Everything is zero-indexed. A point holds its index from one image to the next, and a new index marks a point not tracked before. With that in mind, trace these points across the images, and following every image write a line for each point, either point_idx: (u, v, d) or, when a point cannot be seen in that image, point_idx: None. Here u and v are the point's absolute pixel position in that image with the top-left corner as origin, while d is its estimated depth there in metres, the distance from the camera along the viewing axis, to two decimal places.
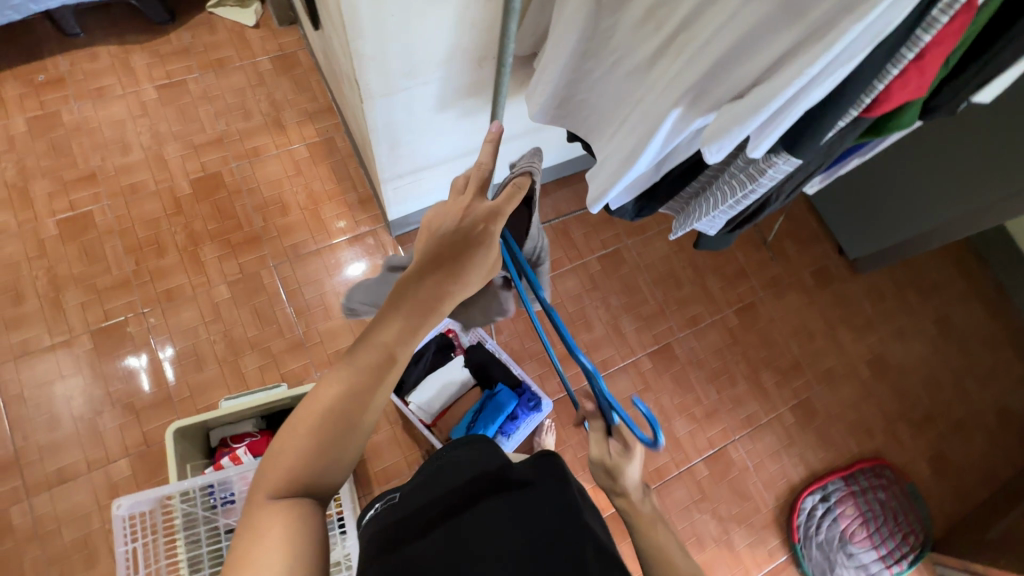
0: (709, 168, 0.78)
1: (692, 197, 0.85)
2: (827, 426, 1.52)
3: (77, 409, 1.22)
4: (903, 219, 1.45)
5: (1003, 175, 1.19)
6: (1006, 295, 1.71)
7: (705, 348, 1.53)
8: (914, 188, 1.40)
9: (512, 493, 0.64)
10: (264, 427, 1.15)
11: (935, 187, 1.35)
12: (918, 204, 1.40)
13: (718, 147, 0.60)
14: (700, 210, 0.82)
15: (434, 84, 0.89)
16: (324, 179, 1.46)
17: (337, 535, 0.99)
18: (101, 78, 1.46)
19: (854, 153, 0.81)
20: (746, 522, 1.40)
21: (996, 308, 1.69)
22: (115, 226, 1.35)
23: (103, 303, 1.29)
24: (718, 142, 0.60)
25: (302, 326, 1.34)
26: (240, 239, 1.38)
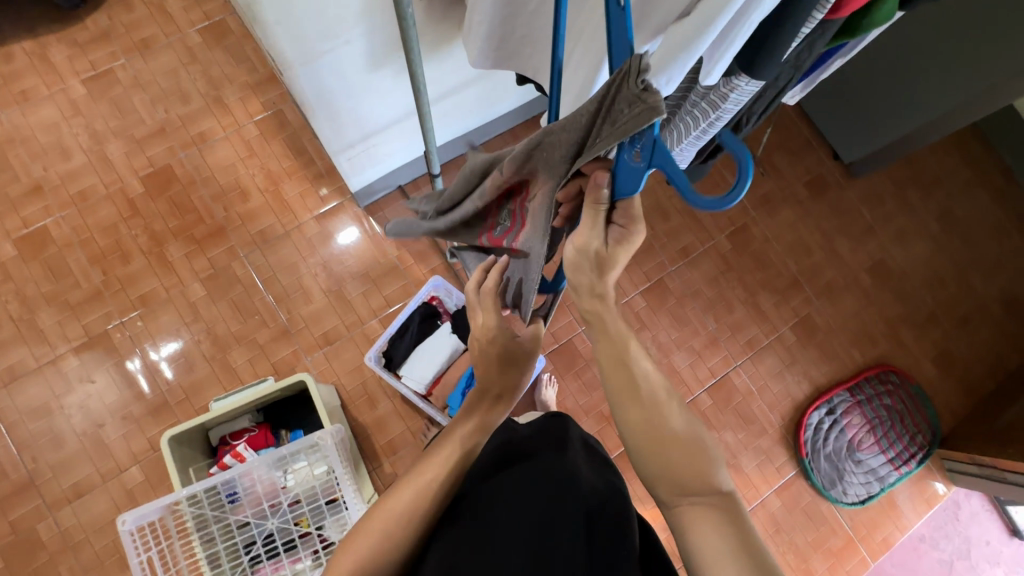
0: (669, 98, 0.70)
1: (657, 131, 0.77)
2: (829, 340, 1.50)
3: (79, 425, 1.23)
4: (900, 114, 1.34)
5: None
6: (1014, 179, 1.62)
7: (699, 278, 1.48)
8: (910, 79, 1.28)
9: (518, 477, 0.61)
10: (262, 420, 1.14)
11: (933, 75, 1.24)
12: (914, 96, 1.29)
13: (666, 78, 0.53)
14: (666, 145, 0.75)
15: (359, 41, 0.80)
16: (280, 156, 1.38)
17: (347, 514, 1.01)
18: (22, 79, 1.36)
19: (831, 56, 0.72)
20: (753, 445, 1.42)
21: (1003, 194, 1.61)
22: (74, 237, 1.30)
23: (79, 318, 1.27)
24: (667, 73, 0.52)
25: (284, 313, 1.31)
26: (204, 233, 1.33)
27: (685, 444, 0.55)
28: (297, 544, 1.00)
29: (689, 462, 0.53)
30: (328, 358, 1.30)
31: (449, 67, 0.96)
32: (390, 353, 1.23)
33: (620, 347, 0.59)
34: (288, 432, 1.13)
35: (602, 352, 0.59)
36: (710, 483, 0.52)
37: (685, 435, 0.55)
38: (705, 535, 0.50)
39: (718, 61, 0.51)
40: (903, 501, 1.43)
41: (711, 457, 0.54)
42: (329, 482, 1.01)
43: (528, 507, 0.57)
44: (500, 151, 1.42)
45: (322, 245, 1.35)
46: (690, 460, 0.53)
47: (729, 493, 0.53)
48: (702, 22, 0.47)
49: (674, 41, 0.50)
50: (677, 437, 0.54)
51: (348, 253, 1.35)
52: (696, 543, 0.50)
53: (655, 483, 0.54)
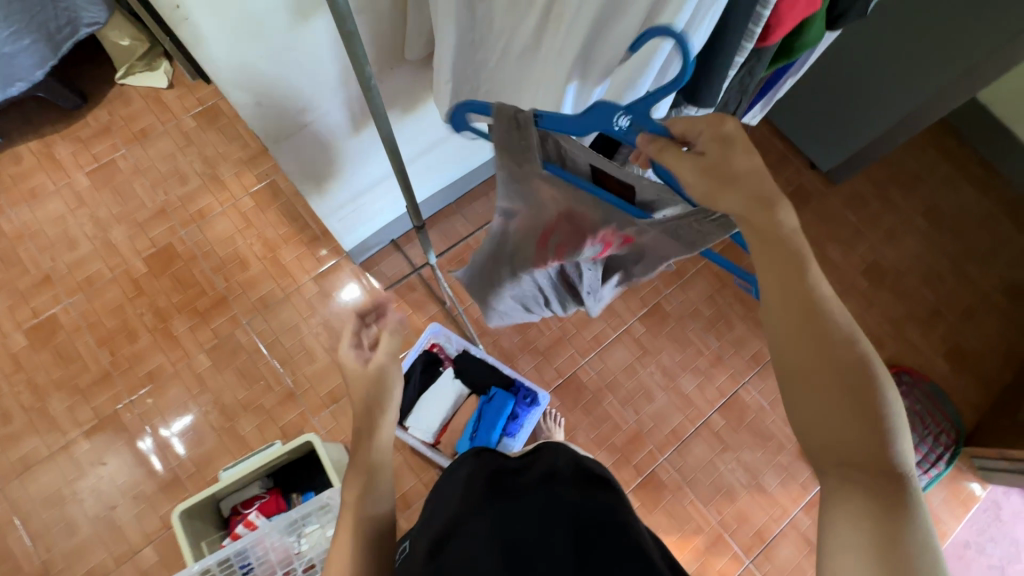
0: None
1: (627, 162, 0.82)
2: None
3: (91, 509, 1.22)
4: (867, 119, 1.39)
5: (956, 49, 1.15)
6: (994, 169, 1.65)
7: (696, 298, 1.49)
8: (868, 88, 1.34)
9: (527, 498, 0.61)
10: (272, 485, 1.14)
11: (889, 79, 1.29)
12: (875, 103, 1.35)
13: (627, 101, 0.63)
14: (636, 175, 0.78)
15: (337, 109, 0.85)
16: (275, 224, 1.43)
17: None
18: (30, 178, 1.44)
19: (778, 78, 0.77)
20: (774, 462, 1.37)
21: (985, 184, 1.63)
22: (82, 322, 1.34)
23: (89, 401, 1.29)
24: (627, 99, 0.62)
25: (289, 375, 1.33)
26: (207, 305, 1.36)
27: (860, 415, 0.47)
28: None
29: (860, 437, 0.47)
30: (335, 416, 1.30)
31: (426, 123, 1.01)
32: None
33: (809, 285, 0.48)
34: (300, 496, 1.12)
35: (783, 293, 0.49)
36: (874, 461, 0.46)
37: (865, 403, 0.47)
38: (844, 511, 0.46)
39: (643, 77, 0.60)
40: (939, 506, 1.37)
41: (891, 438, 0.47)
42: None
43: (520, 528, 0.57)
44: (486, 197, 1.49)
45: (322, 304, 1.38)
46: (862, 436, 0.47)
47: (903, 484, 0.46)
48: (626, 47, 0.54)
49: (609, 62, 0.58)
50: (850, 400, 0.47)
51: (347, 309, 1.38)
52: (834, 518, 0.46)
53: (807, 449, 0.50)
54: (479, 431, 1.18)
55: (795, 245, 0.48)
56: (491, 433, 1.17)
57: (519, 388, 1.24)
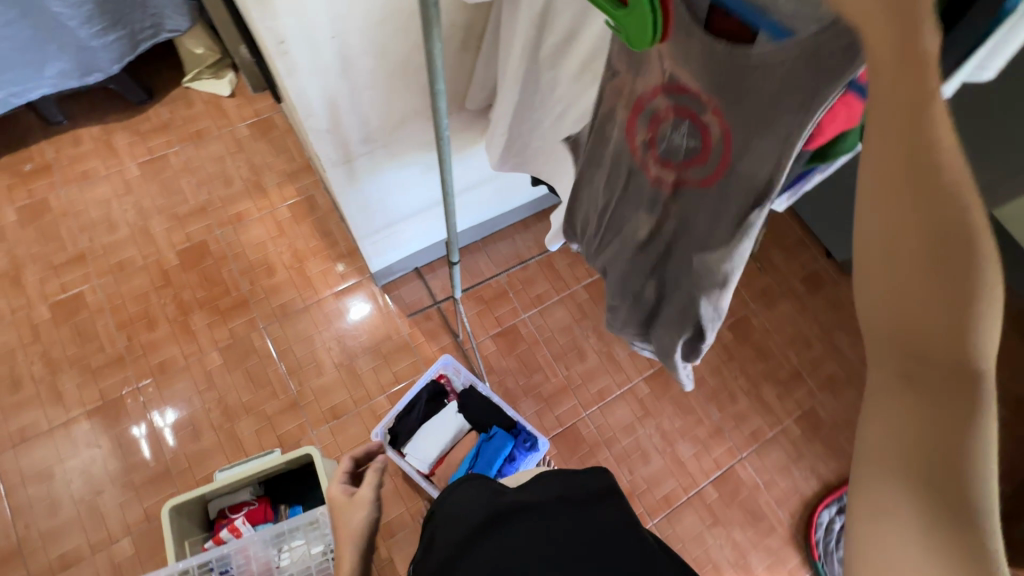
0: None
1: None
2: (835, 435, 1.49)
3: (78, 491, 1.22)
4: None
5: None
6: None
7: (702, 367, 1.51)
8: None
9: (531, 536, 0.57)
10: (262, 493, 1.14)
11: None
12: None
13: None
14: None
15: (394, 143, 0.92)
16: (307, 237, 1.48)
17: None
18: (85, 161, 1.51)
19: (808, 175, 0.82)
20: (763, 544, 1.36)
21: None
22: (107, 303, 1.37)
23: (97, 381, 1.31)
24: None
25: (295, 385, 1.34)
26: (228, 304, 1.40)
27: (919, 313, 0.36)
28: None
29: (934, 329, 0.35)
30: (334, 432, 1.31)
31: (471, 166, 1.07)
32: (396, 430, 1.24)
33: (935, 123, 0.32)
34: (288, 509, 1.11)
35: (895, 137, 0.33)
36: (947, 362, 0.35)
37: (956, 291, 0.34)
38: (885, 400, 0.40)
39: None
40: None
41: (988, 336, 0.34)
42: (323, 562, 0.98)
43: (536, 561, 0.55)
44: (511, 239, 1.55)
45: (339, 320, 1.41)
46: (937, 326, 0.35)
47: (979, 384, 0.35)
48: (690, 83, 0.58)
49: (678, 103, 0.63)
50: (936, 284, 0.34)
51: (363, 328, 1.41)
52: (873, 410, 0.41)
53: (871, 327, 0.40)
54: (475, 468, 1.18)
55: (929, 66, 0.31)
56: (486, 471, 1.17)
57: (520, 431, 1.24)
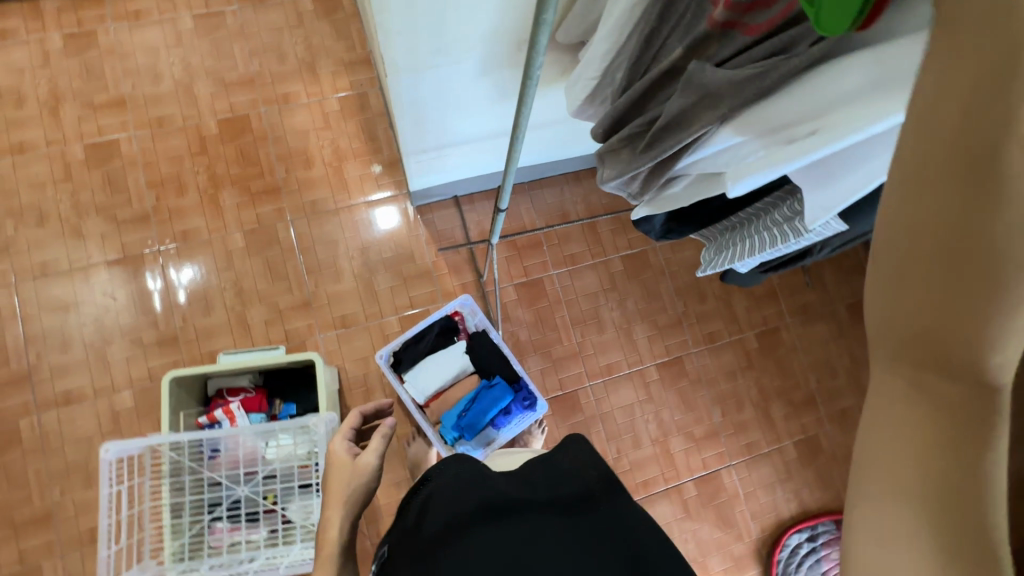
0: (753, 205, 0.69)
1: (728, 231, 0.76)
2: (829, 466, 1.46)
3: (88, 336, 1.25)
4: None
5: None
6: None
7: (717, 368, 1.47)
8: None
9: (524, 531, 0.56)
10: (261, 384, 1.14)
11: None
12: None
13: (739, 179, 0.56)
14: (733, 250, 0.73)
15: (467, 63, 0.83)
16: (351, 137, 1.41)
17: (314, 499, 1.00)
18: (139, 0, 1.41)
19: None
20: (726, 549, 1.38)
21: None
22: (140, 158, 1.34)
23: (121, 235, 1.30)
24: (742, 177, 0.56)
25: (311, 285, 1.33)
26: (259, 188, 1.36)
27: (956, 308, 0.30)
28: (259, 517, 0.99)
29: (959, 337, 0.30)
30: (340, 341, 1.31)
31: (542, 106, 0.98)
32: (400, 355, 1.23)
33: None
34: (282, 405, 1.13)
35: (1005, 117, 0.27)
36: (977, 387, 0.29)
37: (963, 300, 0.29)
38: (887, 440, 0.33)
39: (825, 210, 0.52)
40: None
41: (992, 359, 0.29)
42: (307, 464, 1.00)
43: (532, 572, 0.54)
44: (559, 190, 1.46)
45: (366, 231, 1.37)
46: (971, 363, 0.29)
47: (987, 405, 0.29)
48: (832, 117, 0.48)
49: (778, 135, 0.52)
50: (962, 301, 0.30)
51: (389, 245, 1.37)
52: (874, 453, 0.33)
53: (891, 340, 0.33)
54: (469, 413, 1.17)
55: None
56: (479, 419, 1.17)
57: (521, 388, 1.22)
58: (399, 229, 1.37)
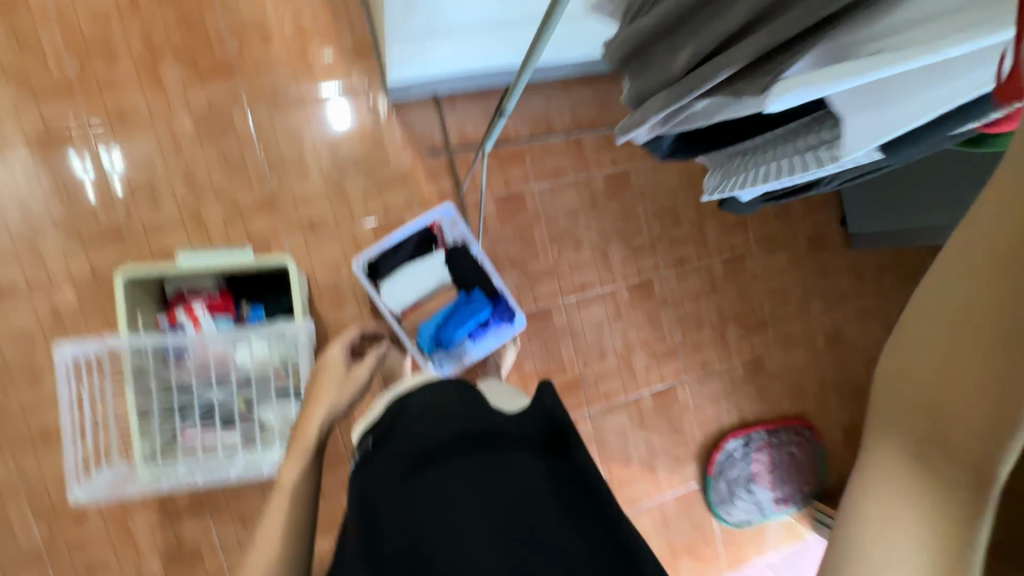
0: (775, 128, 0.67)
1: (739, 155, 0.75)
2: (769, 383, 1.61)
3: (13, 223, 1.10)
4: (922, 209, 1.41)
5: None
6: None
7: (684, 290, 1.52)
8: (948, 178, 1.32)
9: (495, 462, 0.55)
10: (226, 286, 1.07)
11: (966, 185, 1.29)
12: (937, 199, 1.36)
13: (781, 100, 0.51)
14: (743, 178, 0.72)
15: None
16: (317, 12, 1.22)
17: (291, 403, 0.98)
18: None
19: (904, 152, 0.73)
20: (671, 452, 1.52)
21: None
22: (55, 11, 1.11)
23: (40, 106, 1.10)
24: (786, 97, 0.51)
25: (273, 183, 1.21)
26: (209, 64, 1.17)
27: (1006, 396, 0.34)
28: (233, 422, 0.97)
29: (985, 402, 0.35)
30: (308, 245, 1.23)
31: None
32: (377, 263, 1.19)
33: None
34: (249, 309, 1.06)
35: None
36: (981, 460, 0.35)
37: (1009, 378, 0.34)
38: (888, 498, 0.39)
39: (866, 141, 0.53)
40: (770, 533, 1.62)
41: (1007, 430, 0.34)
42: (282, 369, 0.98)
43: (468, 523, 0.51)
44: (546, 97, 1.38)
45: (332, 126, 1.24)
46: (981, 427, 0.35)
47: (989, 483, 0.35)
48: (899, 57, 0.46)
49: (837, 70, 0.48)
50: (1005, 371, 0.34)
51: (357, 143, 1.25)
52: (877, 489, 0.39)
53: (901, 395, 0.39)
54: (446, 323, 1.17)
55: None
56: (455, 329, 1.16)
57: (500, 303, 1.21)
58: (366, 128, 1.25)
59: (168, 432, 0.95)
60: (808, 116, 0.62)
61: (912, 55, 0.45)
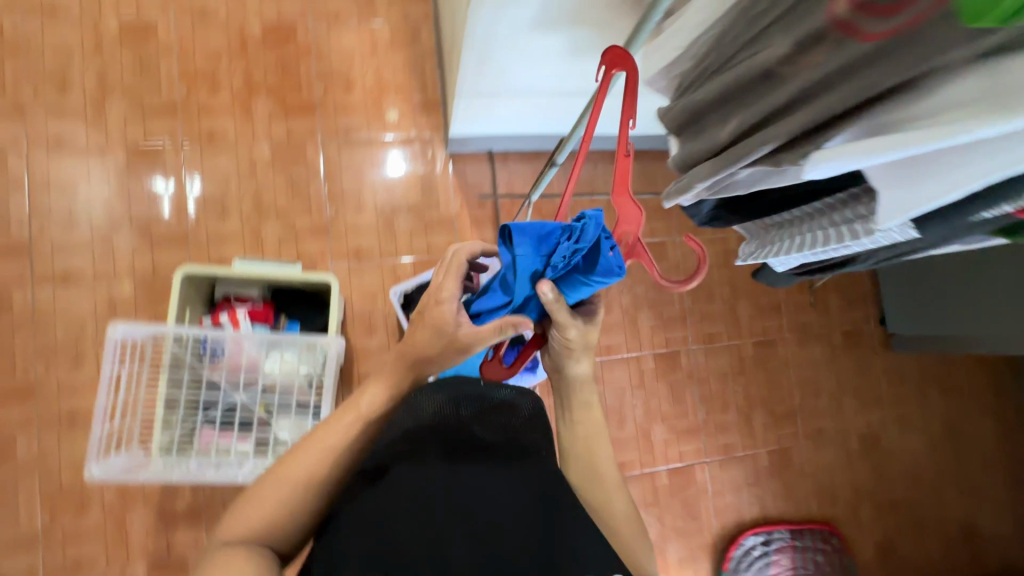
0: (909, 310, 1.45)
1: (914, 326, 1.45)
2: (796, 480, 1.52)
3: (96, 218, 1.21)
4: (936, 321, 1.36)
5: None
6: None
7: (711, 368, 1.49)
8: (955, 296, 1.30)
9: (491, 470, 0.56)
10: (268, 298, 1.12)
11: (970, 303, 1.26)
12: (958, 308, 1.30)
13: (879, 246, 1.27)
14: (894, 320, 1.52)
15: (535, 7, 0.79)
16: (397, 69, 1.36)
17: (308, 416, 0.99)
18: None
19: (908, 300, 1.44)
20: (685, 539, 1.43)
21: (1011, 432, 1.62)
22: (176, 46, 1.28)
23: (145, 122, 1.25)
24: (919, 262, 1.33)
25: (331, 212, 1.30)
26: (295, 102, 1.31)
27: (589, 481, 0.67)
28: (250, 425, 0.98)
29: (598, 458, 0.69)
30: (350, 272, 1.29)
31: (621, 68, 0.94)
32: (412, 296, 1.21)
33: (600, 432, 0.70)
34: (286, 321, 1.10)
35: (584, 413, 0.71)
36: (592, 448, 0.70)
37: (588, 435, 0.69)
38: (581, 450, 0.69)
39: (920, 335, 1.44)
40: None
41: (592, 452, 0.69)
42: (306, 382, 0.99)
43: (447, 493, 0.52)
44: (593, 166, 1.40)
45: (383, 168, 1.33)
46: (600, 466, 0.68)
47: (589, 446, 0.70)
48: (929, 135, 0.45)
49: (875, 142, 0.49)
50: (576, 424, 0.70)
51: (403, 185, 1.34)
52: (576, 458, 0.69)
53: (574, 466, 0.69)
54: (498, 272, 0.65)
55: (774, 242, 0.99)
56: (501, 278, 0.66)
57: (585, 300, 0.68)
58: (409, 174, 1.34)
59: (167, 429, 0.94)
60: (843, 191, 0.62)
61: (933, 135, 0.45)
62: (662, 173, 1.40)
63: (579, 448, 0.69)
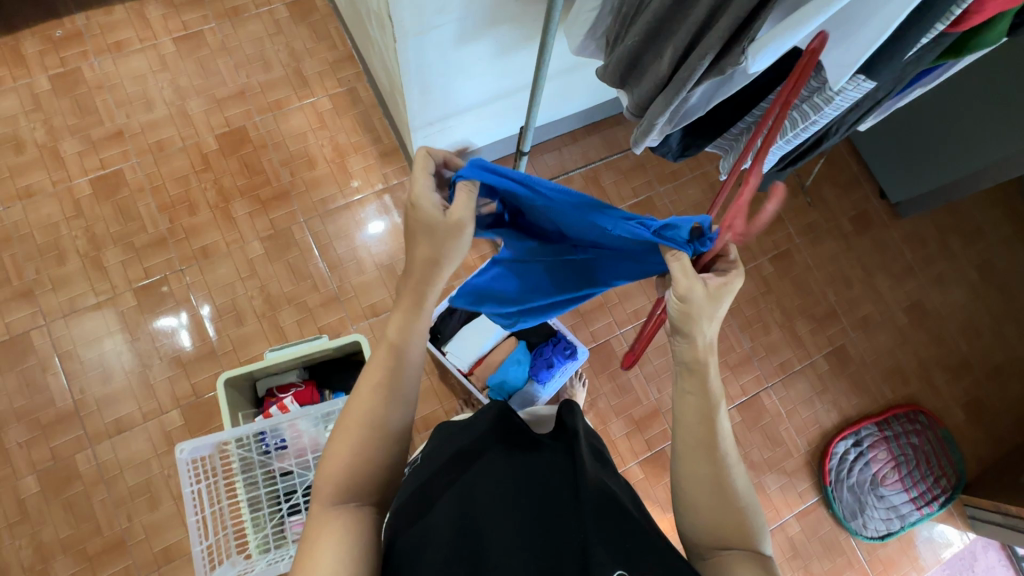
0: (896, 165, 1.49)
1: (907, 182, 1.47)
2: (862, 372, 1.50)
3: (128, 363, 1.26)
4: (928, 165, 1.39)
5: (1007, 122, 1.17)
6: None
7: (738, 297, 1.50)
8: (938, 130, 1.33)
9: (515, 461, 0.63)
10: (308, 377, 1.17)
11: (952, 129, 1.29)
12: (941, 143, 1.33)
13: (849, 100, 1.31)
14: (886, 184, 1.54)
15: (455, 22, 0.84)
16: (348, 131, 1.42)
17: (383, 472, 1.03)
18: (117, 31, 1.41)
19: (893, 155, 1.48)
20: (778, 466, 1.42)
21: None
22: (147, 183, 1.35)
23: (142, 261, 1.31)
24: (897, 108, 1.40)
25: (335, 282, 1.34)
26: (269, 195, 1.37)
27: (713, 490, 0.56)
28: None
29: (713, 476, 0.56)
30: (373, 329, 1.32)
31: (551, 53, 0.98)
32: (438, 329, 1.24)
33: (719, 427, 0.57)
34: (332, 393, 1.15)
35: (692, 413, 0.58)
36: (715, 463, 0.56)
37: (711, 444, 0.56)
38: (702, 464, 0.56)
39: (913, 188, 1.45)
40: (921, 541, 1.42)
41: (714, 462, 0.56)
42: None
43: (482, 541, 0.55)
44: (558, 152, 1.42)
45: (367, 225, 1.37)
46: (713, 477, 0.56)
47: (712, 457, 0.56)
48: None
49: (803, 10, 0.52)
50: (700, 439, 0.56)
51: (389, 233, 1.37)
52: (694, 472, 0.56)
53: (691, 481, 0.56)
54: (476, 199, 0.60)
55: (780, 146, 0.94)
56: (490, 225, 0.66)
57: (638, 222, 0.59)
58: (387, 226, 1.38)
59: (259, 527, 0.98)
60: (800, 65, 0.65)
61: None
62: (623, 133, 1.43)
63: (697, 460, 0.56)
